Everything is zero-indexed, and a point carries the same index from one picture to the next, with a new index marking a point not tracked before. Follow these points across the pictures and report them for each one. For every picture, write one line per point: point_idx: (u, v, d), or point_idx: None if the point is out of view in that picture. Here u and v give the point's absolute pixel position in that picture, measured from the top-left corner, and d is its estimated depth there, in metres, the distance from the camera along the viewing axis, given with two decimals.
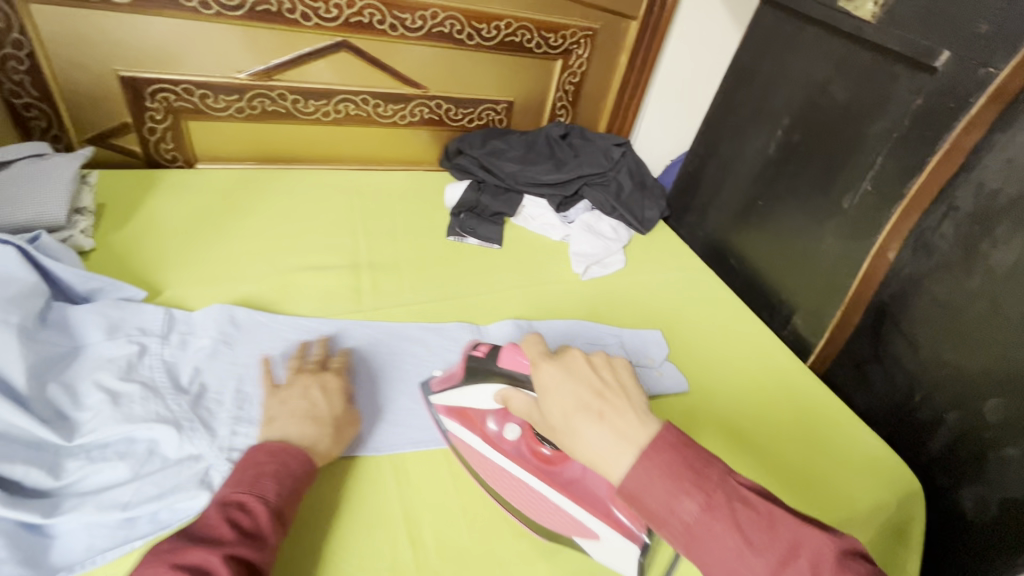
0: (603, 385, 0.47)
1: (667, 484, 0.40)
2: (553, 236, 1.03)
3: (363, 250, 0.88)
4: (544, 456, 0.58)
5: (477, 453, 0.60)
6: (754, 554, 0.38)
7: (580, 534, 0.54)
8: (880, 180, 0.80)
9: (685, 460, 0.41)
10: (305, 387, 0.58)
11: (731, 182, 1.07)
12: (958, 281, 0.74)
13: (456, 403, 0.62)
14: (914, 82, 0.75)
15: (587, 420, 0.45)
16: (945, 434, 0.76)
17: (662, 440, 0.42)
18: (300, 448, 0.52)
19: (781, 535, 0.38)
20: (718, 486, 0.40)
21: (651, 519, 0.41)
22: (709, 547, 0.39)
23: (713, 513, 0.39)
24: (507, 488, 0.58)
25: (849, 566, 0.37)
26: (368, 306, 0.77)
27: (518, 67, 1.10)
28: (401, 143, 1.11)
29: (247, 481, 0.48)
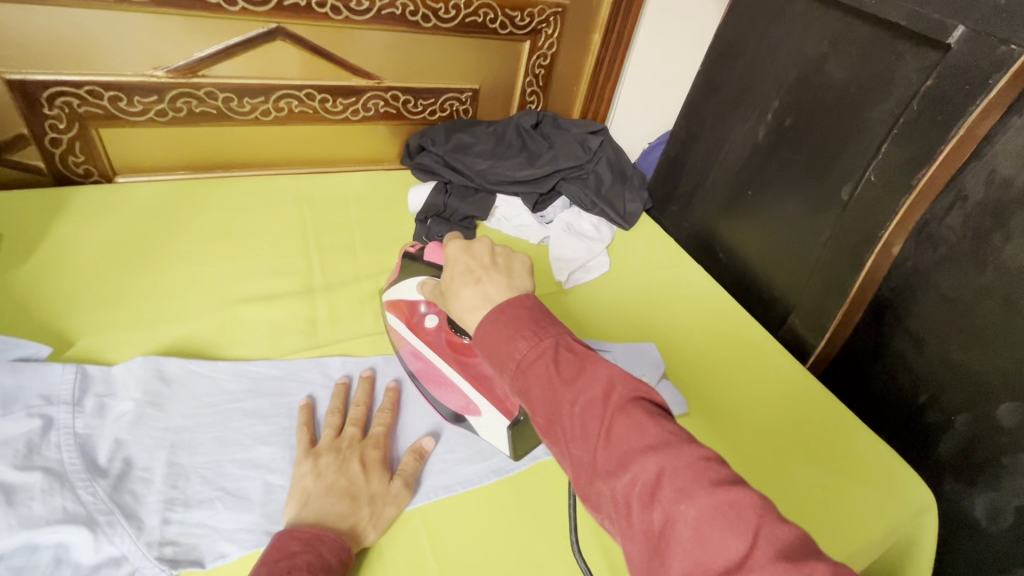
0: (492, 259, 0.50)
1: (507, 329, 0.42)
2: (530, 239, 0.94)
3: (317, 271, 0.77)
4: (457, 344, 0.61)
5: (405, 338, 0.65)
6: (567, 389, 0.39)
7: (469, 412, 0.59)
8: (883, 169, 0.74)
9: (529, 315, 0.43)
10: (346, 458, 0.53)
11: (717, 170, 1.00)
12: (967, 277, 0.68)
13: (395, 295, 0.66)
14: (921, 61, 0.68)
15: (466, 284, 0.48)
16: (955, 439, 0.72)
17: (520, 301, 0.44)
18: (336, 535, 0.46)
19: (593, 377, 0.39)
20: (554, 336, 0.42)
21: (492, 360, 0.43)
22: (529, 383, 0.40)
23: (539, 351, 0.41)
24: (422, 369, 0.63)
25: (639, 404, 0.38)
26: (325, 340, 0.68)
27: (482, 51, 0.98)
28: (355, 141, 0.99)
29: (279, 575, 0.42)
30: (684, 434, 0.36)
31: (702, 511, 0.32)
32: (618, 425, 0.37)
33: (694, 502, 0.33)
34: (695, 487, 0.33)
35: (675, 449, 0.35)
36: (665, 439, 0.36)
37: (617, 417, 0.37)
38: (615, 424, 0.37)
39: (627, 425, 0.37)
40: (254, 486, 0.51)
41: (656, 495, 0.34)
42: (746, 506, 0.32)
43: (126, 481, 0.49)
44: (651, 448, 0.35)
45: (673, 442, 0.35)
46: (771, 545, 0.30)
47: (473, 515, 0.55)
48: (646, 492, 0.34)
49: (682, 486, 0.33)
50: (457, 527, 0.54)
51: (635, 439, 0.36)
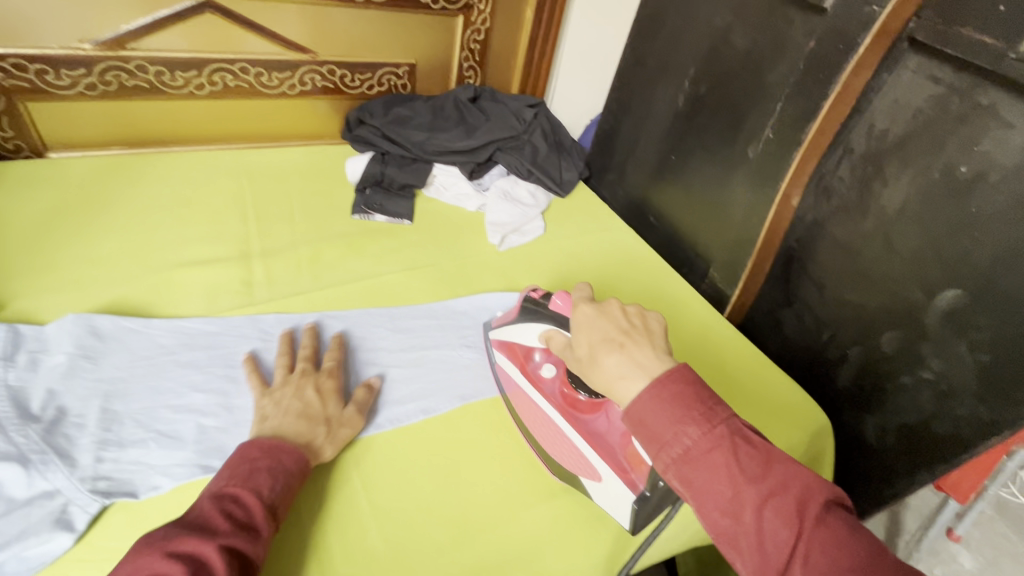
0: (629, 321, 0.51)
1: (675, 414, 0.43)
2: (467, 207, 0.98)
3: (254, 237, 0.80)
4: (574, 401, 0.61)
5: (519, 386, 0.64)
6: (748, 487, 0.40)
7: (585, 475, 0.56)
8: (782, 127, 0.80)
9: (699, 396, 0.44)
10: (300, 386, 0.58)
11: (645, 138, 1.06)
12: (854, 223, 0.76)
13: (509, 338, 0.66)
14: (808, 25, 0.74)
15: (611, 351, 0.49)
16: (849, 370, 0.79)
17: (678, 374, 0.45)
18: (294, 447, 0.51)
19: (779, 478, 0.41)
20: (724, 422, 0.43)
21: (652, 445, 0.44)
22: (708, 479, 0.41)
23: (712, 441, 0.42)
24: (530, 416, 0.62)
25: (830, 513, 0.40)
26: (260, 300, 0.71)
27: (415, 26, 1.01)
28: (294, 116, 1.01)
29: (241, 475, 0.47)
30: (884, 549, 0.38)
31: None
32: (811, 537, 0.38)
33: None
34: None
35: (876, 568, 0.37)
36: (866, 557, 0.37)
37: (813, 529, 0.39)
38: (810, 535, 0.39)
39: (820, 539, 0.38)
40: (187, 427, 0.54)
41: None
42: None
43: (59, 426, 0.52)
44: (852, 565, 0.37)
45: (875, 561, 0.37)
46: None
47: (402, 449, 0.59)
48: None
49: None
50: (385, 459, 0.58)
51: (830, 556, 0.38)
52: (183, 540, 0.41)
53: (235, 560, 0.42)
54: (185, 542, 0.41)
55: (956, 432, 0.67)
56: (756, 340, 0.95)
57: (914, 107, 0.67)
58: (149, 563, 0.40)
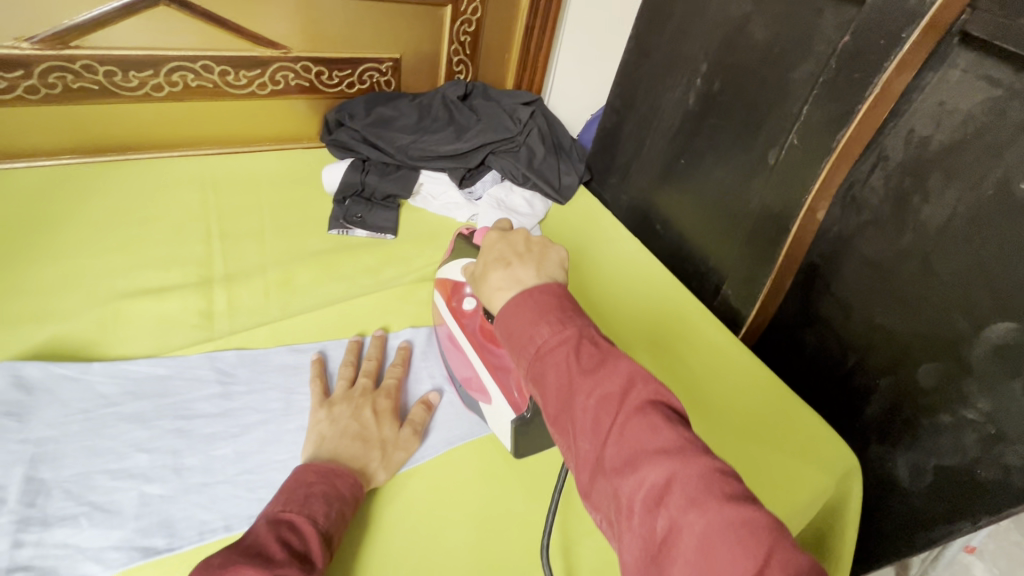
0: (528, 246, 0.47)
1: (529, 310, 0.40)
2: (458, 217, 0.91)
3: (218, 259, 0.72)
4: (488, 331, 0.58)
5: (445, 319, 0.63)
6: (580, 379, 0.37)
7: (482, 401, 0.57)
8: (806, 132, 0.72)
9: (557, 300, 0.41)
10: (359, 405, 0.55)
11: (651, 139, 0.97)
12: (888, 240, 0.67)
13: (444, 274, 0.65)
14: (839, 16, 0.65)
15: (496, 267, 0.45)
16: (880, 402, 0.72)
17: (551, 288, 0.41)
18: (350, 471, 0.49)
19: (614, 372, 0.37)
20: (576, 323, 0.39)
21: (507, 344, 0.41)
22: (545, 369, 0.38)
23: (557, 336, 0.38)
24: (451, 345, 0.62)
25: (661, 411, 0.35)
26: (222, 334, 0.63)
27: (399, 17, 0.92)
28: (268, 119, 0.92)
29: (297, 500, 0.45)
30: (707, 450, 0.34)
31: (710, 527, 0.30)
32: (631, 427, 0.34)
33: (702, 514, 0.30)
34: (712, 499, 0.30)
35: (691, 458, 0.33)
36: (683, 450, 0.33)
37: (632, 419, 0.35)
38: (627, 423, 0.35)
39: (640, 432, 0.34)
40: (124, 499, 0.47)
41: (662, 500, 0.32)
42: (761, 526, 0.29)
43: None
44: (663, 457, 0.33)
45: (691, 452, 0.33)
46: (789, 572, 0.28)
47: (377, 513, 0.52)
48: (654, 496, 0.32)
49: (690, 495, 0.31)
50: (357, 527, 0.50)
51: (645, 445, 0.33)
52: (241, 564, 0.37)
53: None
54: (243, 567, 0.37)
55: (1003, 479, 0.59)
56: (773, 362, 0.87)
57: (963, 111, 0.58)
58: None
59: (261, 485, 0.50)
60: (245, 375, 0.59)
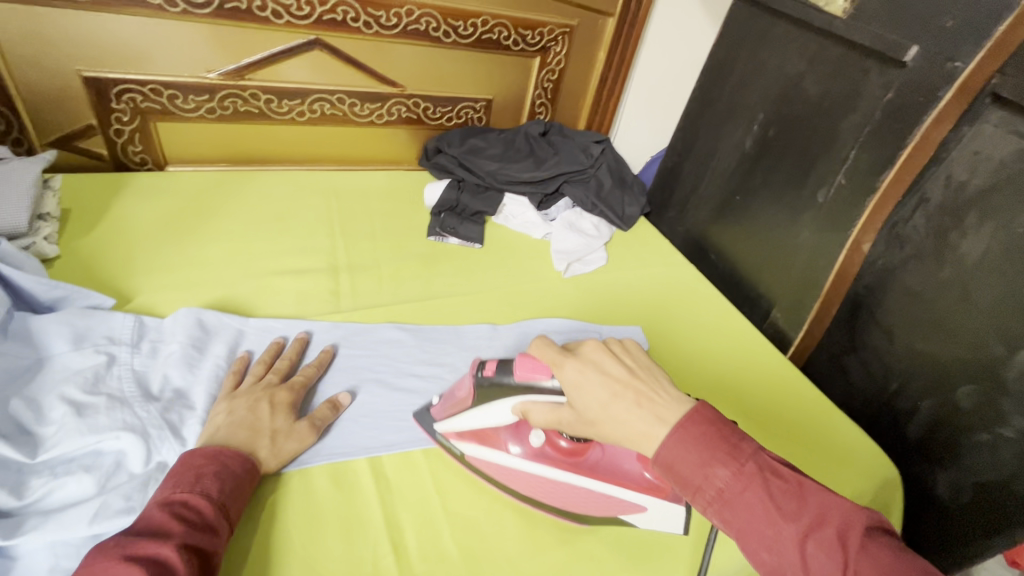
0: (631, 372, 0.50)
1: (700, 454, 0.44)
2: (533, 235, 1.03)
3: (341, 252, 0.86)
4: (566, 449, 0.59)
5: (508, 471, 0.59)
6: (785, 522, 0.41)
7: (624, 512, 0.57)
8: (855, 174, 0.81)
9: (720, 434, 0.45)
10: (256, 400, 0.57)
11: (709, 178, 1.08)
12: (929, 272, 0.75)
13: (466, 425, 0.60)
14: (885, 77, 0.76)
15: (629, 408, 0.48)
16: (919, 422, 0.77)
17: (698, 416, 0.46)
18: (239, 453, 0.51)
19: (817, 508, 0.41)
20: (752, 458, 0.44)
21: (685, 488, 0.45)
22: (746, 518, 0.42)
23: (744, 481, 0.43)
24: (541, 493, 0.58)
25: (873, 536, 0.40)
26: (346, 309, 0.76)
27: (495, 65, 1.09)
28: (379, 143, 1.09)
29: (186, 483, 0.47)
30: (928, 570, 0.38)
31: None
32: (859, 562, 0.39)
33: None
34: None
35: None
36: None
37: (859, 558, 0.39)
38: (855, 561, 0.39)
39: (868, 564, 0.38)
40: None
41: None
42: None
43: (173, 407, 0.57)
44: None
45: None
46: None
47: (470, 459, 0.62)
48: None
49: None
50: (458, 466, 0.61)
51: None
52: (142, 542, 0.41)
53: (194, 559, 0.42)
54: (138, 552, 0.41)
55: None
56: (820, 384, 0.93)
57: (996, 159, 0.67)
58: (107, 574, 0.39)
59: (373, 425, 0.63)
60: (365, 342, 0.72)
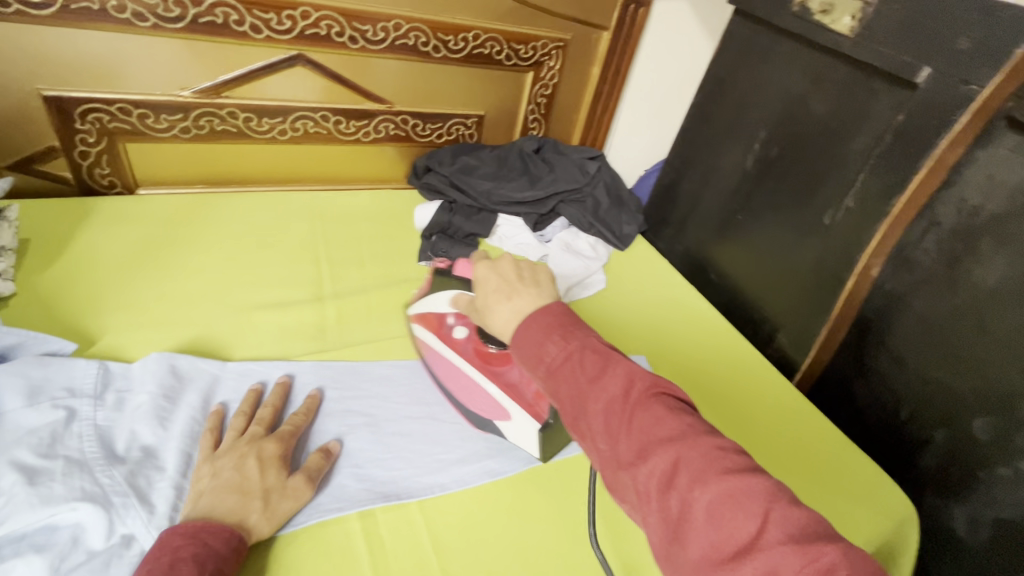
0: (518, 274, 0.54)
1: (539, 331, 0.47)
2: (530, 256, 0.98)
3: (327, 281, 0.81)
4: (486, 354, 0.64)
5: (434, 348, 0.68)
6: (589, 386, 0.43)
7: (498, 418, 0.63)
8: (862, 197, 0.79)
9: (558, 319, 0.48)
10: (241, 455, 0.52)
11: (708, 196, 1.05)
12: (940, 299, 0.73)
13: (425, 308, 0.70)
14: (894, 98, 0.73)
15: (500, 299, 0.52)
16: (933, 453, 0.75)
17: (550, 310, 0.48)
18: (222, 527, 0.47)
19: (614, 376, 0.43)
20: (579, 337, 0.46)
21: (525, 362, 0.47)
22: (559, 383, 0.45)
23: (567, 353, 0.45)
24: (445, 373, 0.66)
25: (659, 399, 0.42)
26: (332, 345, 0.71)
27: (487, 80, 1.05)
28: (366, 161, 1.04)
29: (161, 568, 0.42)
30: (700, 428, 0.41)
31: (721, 499, 0.37)
32: (639, 419, 0.41)
33: (712, 491, 0.37)
34: (712, 473, 0.38)
35: (691, 441, 0.40)
36: (682, 433, 0.40)
37: (639, 413, 0.42)
38: (635, 419, 0.41)
39: (647, 420, 0.41)
40: None
41: (673, 483, 0.38)
42: (756, 493, 0.36)
43: (142, 468, 0.52)
44: (670, 439, 0.40)
45: (691, 436, 0.40)
46: (775, 523, 0.35)
47: (471, 514, 0.58)
48: (666, 481, 0.39)
49: (694, 473, 0.38)
50: (457, 521, 0.57)
51: (654, 433, 0.40)
52: None
53: None
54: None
55: None
56: (827, 409, 0.90)
57: (1012, 186, 0.64)
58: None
59: (366, 478, 0.58)
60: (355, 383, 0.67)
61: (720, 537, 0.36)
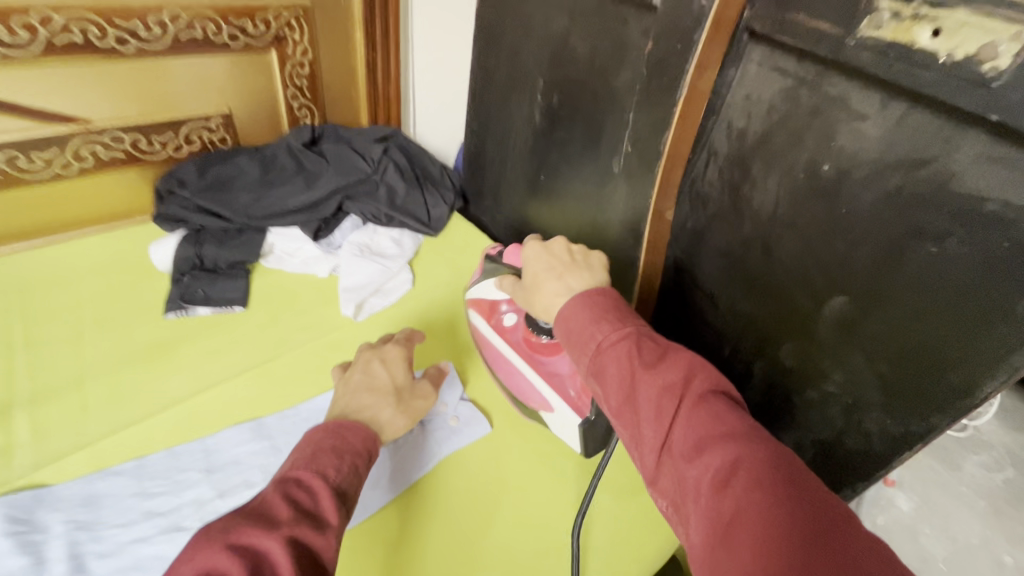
0: (572, 255, 0.60)
1: (593, 315, 0.52)
2: (318, 272, 0.84)
3: (21, 376, 0.62)
4: (534, 342, 0.65)
5: (485, 335, 0.71)
6: (643, 371, 0.46)
7: (543, 409, 0.64)
8: (638, 140, 0.72)
9: (615, 308, 0.52)
10: (367, 361, 0.58)
11: (511, 158, 0.96)
12: (731, 230, 0.69)
13: (477, 292, 0.72)
14: (642, 24, 0.66)
15: (549, 278, 0.58)
16: (757, 385, 0.73)
17: (604, 292, 0.54)
18: (360, 425, 0.48)
19: (672, 364, 0.46)
20: (635, 325, 0.50)
21: (572, 344, 0.52)
22: (609, 363, 0.48)
23: (620, 335, 0.49)
24: (500, 360, 0.69)
25: (721, 399, 0.44)
26: (21, 470, 0.54)
27: (218, 70, 0.85)
28: (83, 200, 0.82)
29: (305, 458, 0.43)
30: (765, 435, 0.42)
31: (780, 502, 0.36)
32: (696, 412, 0.43)
33: (754, 488, 0.37)
34: (763, 468, 0.38)
35: (753, 443, 0.40)
36: (744, 432, 0.41)
37: (693, 406, 0.43)
38: (690, 409, 0.43)
39: (701, 414, 0.43)
40: None
41: (726, 480, 0.39)
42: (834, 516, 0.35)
43: None
44: (726, 436, 0.41)
45: (748, 437, 0.41)
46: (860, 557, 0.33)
47: None
48: (721, 476, 0.39)
49: (746, 467, 0.39)
50: None
51: (707, 426, 0.42)
52: (247, 528, 0.36)
53: (299, 555, 0.36)
54: (248, 531, 0.36)
55: (868, 447, 0.62)
56: None
57: (766, 102, 0.60)
58: (208, 560, 0.34)
59: None
60: (47, 518, 0.50)
61: (756, 537, 0.35)
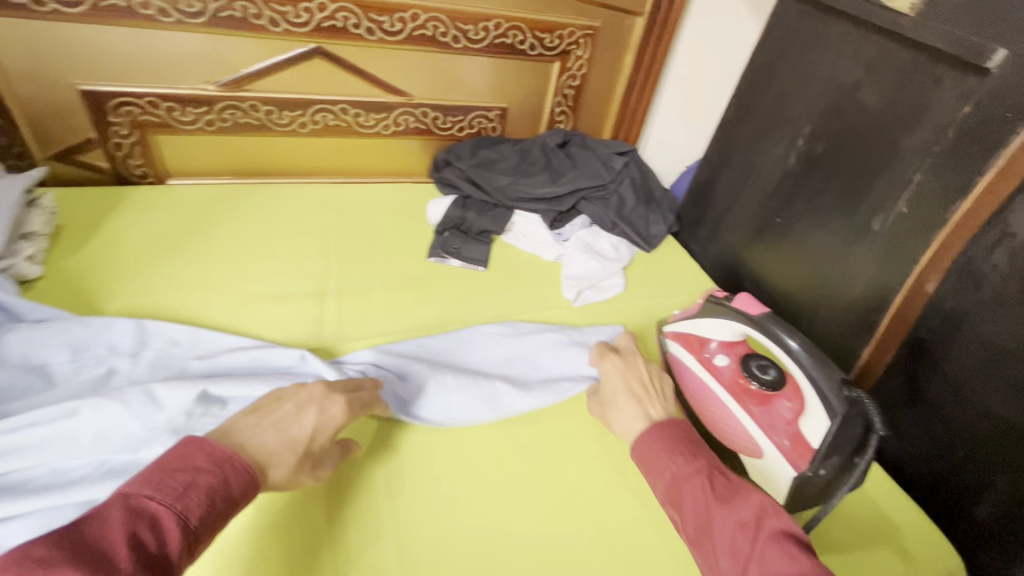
0: (650, 381, 0.60)
1: (668, 446, 0.51)
2: (546, 256, 0.94)
3: (332, 274, 0.82)
4: (746, 387, 0.64)
5: (690, 370, 0.70)
6: (715, 503, 0.45)
7: (747, 452, 0.61)
8: (918, 202, 0.69)
9: (684, 439, 0.51)
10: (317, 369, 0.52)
11: (746, 194, 0.96)
12: (1009, 323, 0.61)
13: (687, 328, 0.73)
14: (960, 87, 0.63)
15: (631, 401, 0.58)
16: (993, 502, 0.64)
17: (675, 423, 0.54)
18: (248, 466, 0.41)
19: (745, 499, 0.45)
20: (706, 457, 0.49)
21: (647, 471, 0.51)
22: (683, 495, 0.47)
23: (695, 468, 0.48)
24: (699, 395, 0.68)
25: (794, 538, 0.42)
26: (328, 340, 0.72)
27: (509, 71, 1.01)
28: (387, 155, 1.04)
29: (171, 490, 0.37)
30: None
31: None
32: (768, 552, 0.41)
33: None
34: None
35: None
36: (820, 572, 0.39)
37: (766, 541, 0.42)
38: (764, 548, 0.41)
39: (774, 552, 0.41)
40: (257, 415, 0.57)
41: None
42: None
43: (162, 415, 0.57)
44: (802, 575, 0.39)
45: None
46: None
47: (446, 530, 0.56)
48: None
49: None
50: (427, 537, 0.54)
51: (783, 565, 0.40)
52: (64, 568, 0.30)
53: None
54: (68, 571, 0.30)
55: None
56: None
57: None
58: None
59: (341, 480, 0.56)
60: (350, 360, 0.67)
61: None
